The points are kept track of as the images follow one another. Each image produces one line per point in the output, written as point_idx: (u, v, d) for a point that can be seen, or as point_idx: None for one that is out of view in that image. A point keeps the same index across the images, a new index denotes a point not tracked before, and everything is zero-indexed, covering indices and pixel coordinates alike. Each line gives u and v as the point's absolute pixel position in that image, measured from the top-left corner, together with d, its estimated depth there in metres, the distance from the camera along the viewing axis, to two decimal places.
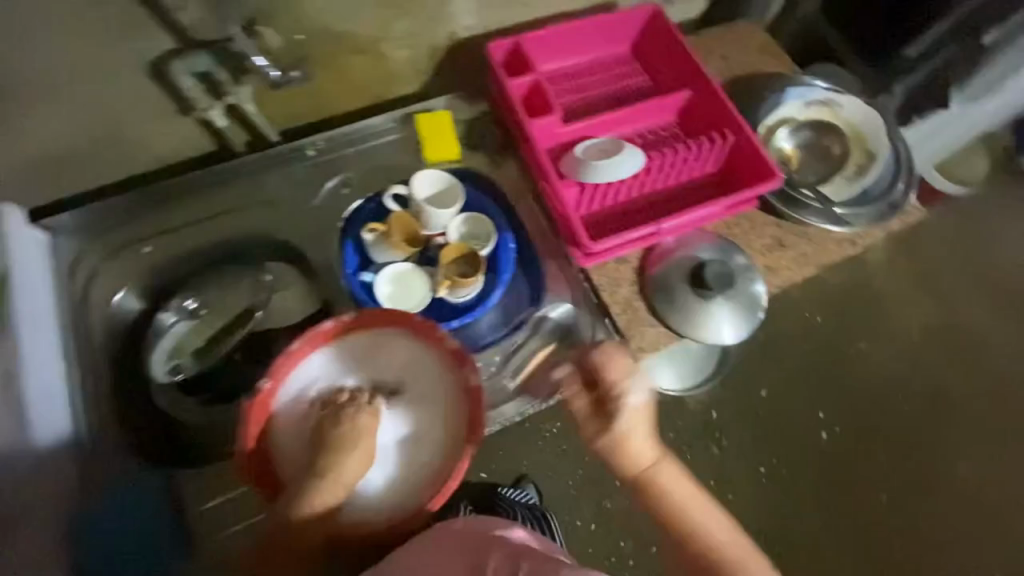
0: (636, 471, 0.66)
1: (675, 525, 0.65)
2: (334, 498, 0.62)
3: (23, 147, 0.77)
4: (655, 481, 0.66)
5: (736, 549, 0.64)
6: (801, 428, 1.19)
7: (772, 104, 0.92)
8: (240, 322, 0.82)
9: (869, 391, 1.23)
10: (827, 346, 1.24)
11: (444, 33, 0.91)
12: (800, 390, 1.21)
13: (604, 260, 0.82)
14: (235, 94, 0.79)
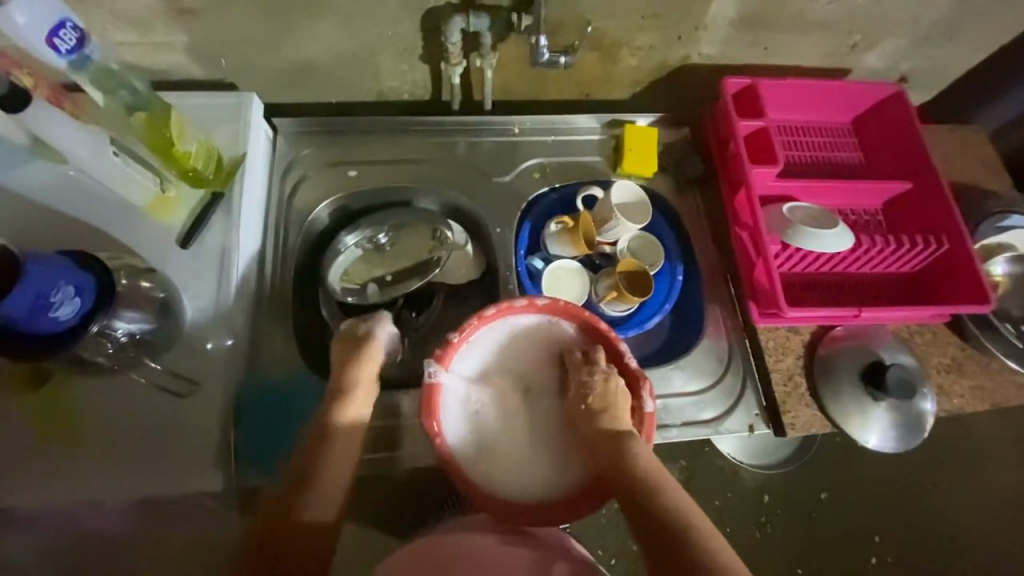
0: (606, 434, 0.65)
1: (638, 498, 0.62)
2: (350, 399, 0.68)
3: (281, 51, 0.81)
4: (618, 447, 0.64)
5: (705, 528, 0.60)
6: (854, 546, 1.15)
7: (998, 224, 0.86)
8: (420, 270, 0.86)
9: (941, 535, 1.17)
10: (907, 474, 1.20)
11: (681, 55, 0.90)
12: (864, 507, 1.18)
13: (778, 324, 0.81)
14: (486, 59, 0.81)
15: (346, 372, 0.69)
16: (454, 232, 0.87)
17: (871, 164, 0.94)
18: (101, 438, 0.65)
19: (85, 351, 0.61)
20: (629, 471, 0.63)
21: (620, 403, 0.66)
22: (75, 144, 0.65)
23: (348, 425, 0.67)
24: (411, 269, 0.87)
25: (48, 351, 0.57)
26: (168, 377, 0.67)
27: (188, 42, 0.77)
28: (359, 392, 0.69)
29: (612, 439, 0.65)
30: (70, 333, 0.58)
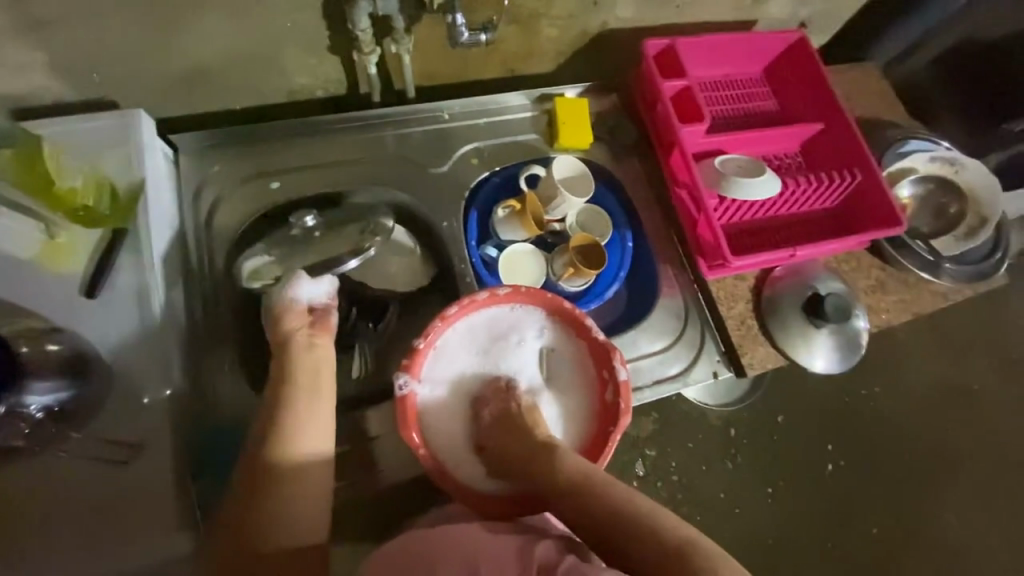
0: (532, 449, 0.65)
1: (566, 507, 0.60)
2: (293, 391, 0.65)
3: (167, 60, 0.72)
4: (541, 460, 0.64)
5: (637, 529, 0.55)
6: (812, 459, 1.27)
7: (900, 152, 0.94)
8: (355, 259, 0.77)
9: (881, 433, 1.32)
10: (848, 385, 1.34)
11: (599, 22, 0.90)
12: (815, 423, 1.30)
13: (727, 274, 0.85)
14: (402, 44, 0.76)
15: (281, 348, 0.67)
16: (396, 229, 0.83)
17: (786, 110, 0.99)
18: (41, 525, 0.58)
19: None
20: (552, 483, 0.62)
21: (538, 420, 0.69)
22: None
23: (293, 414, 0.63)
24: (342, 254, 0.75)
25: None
26: (104, 445, 0.60)
27: (48, 60, 0.66)
28: (299, 350, 0.66)
29: (540, 449, 0.65)
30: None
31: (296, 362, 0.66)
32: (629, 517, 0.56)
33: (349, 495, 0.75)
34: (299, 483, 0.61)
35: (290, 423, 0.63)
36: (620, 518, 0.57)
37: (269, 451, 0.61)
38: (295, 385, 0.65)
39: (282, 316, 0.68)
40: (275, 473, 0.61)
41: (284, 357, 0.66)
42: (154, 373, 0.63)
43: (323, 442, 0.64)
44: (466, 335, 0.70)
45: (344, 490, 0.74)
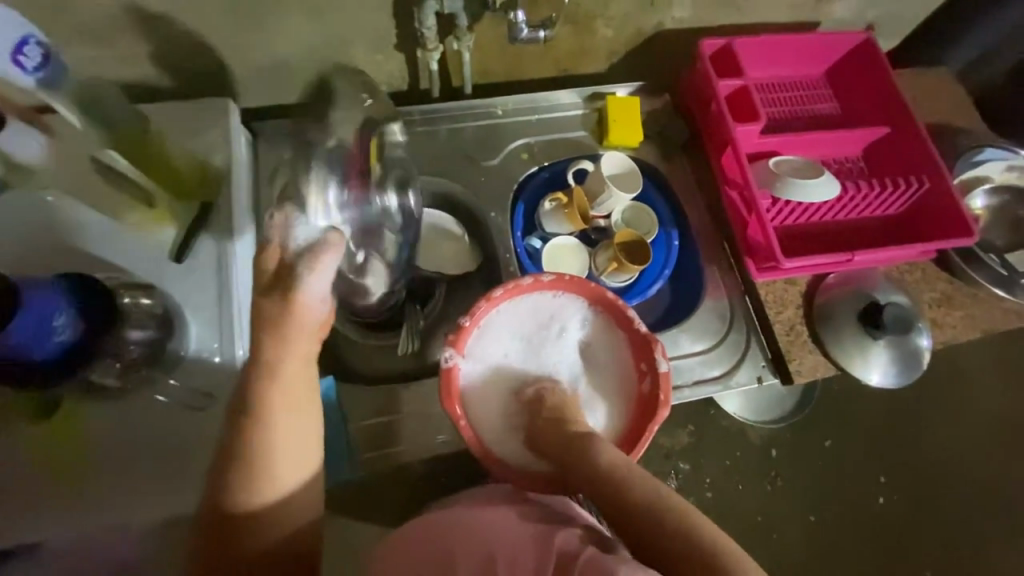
0: (567, 436, 0.64)
1: (600, 501, 0.59)
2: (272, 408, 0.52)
3: (253, 55, 0.79)
4: (575, 449, 0.63)
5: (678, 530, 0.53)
6: (859, 487, 1.20)
7: (971, 161, 0.88)
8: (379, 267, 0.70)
9: (932, 466, 1.23)
10: (902, 409, 1.26)
11: (655, 22, 0.91)
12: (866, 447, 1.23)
13: (776, 278, 0.83)
14: (463, 41, 0.80)
15: (275, 354, 0.51)
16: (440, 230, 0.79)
17: (849, 113, 0.95)
18: (121, 458, 0.65)
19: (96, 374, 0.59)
20: (587, 475, 0.61)
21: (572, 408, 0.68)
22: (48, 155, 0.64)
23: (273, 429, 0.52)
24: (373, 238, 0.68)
25: (44, 381, 0.54)
26: (179, 394, 0.66)
27: (155, 52, 0.75)
28: (287, 361, 0.51)
29: (574, 436, 0.64)
30: (67, 358, 0.55)
31: (287, 369, 0.51)
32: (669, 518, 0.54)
33: (387, 465, 0.78)
34: (286, 487, 0.53)
35: (273, 431, 0.52)
36: (660, 518, 0.55)
37: (247, 457, 0.51)
38: (282, 394, 0.52)
39: (285, 309, 0.49)
40: (257, 480, 0.52)
41: (269, 362, 0.51)
42: (226, 334, 0.69)
43: (305, 448, 0.55)
44: (508, 319, 0.72)
45: (384, 460, 0.78)
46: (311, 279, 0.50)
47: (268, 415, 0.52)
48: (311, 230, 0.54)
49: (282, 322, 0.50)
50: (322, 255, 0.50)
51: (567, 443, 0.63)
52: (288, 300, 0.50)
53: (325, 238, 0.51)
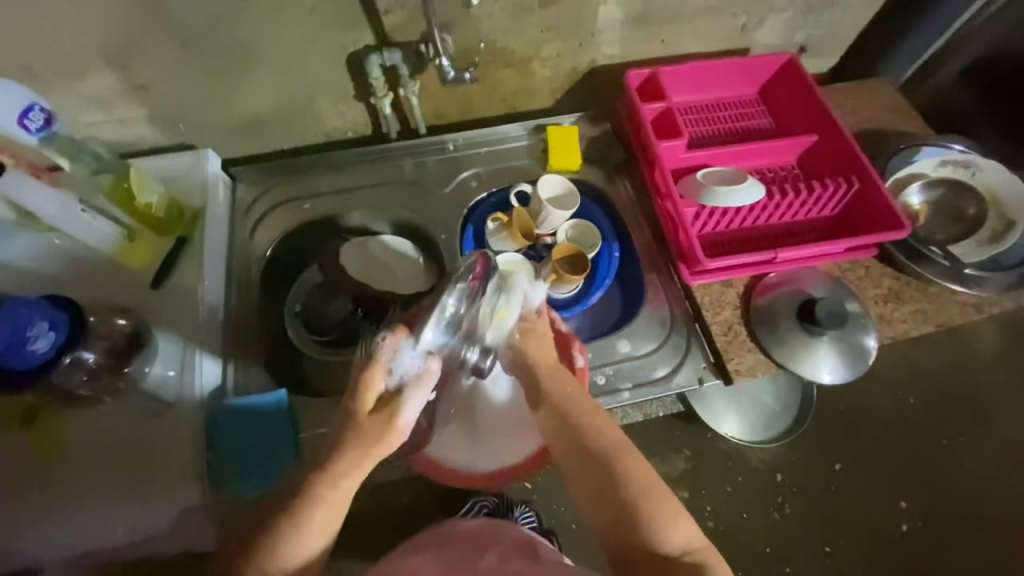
0: (536, 364, 0.67)
1: (588, 455, 0.62)
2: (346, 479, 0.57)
3: (230, 112, 0.92)
4: (546, 379, 0.66)
5: (630, 455, 0.62)
6: (880, 516, 1.28)
7: (905, 159, 0.91)
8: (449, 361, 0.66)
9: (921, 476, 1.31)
10: None
11: (587, 59, 1.00)
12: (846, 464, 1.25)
13: (710, 280, 0.85)
14: (408, 87, 0.91)
15: (342, 467, 0.57)
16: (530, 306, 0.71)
17: (782, 126, 1.00)
18: (93, 467, 0.71)
19: (63, 381, 0.69)
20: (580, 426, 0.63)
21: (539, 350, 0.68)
22: (55, 207, 0.75)
23: (327, 492, 0.56)
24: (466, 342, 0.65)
25: (25, 386, 0.65)
26: (147, 403, 0.74)
27: (149, 114, 0.89)
28: (359, 441, 0.57)
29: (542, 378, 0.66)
30: (41, 368, 0.66)
31: (346, 480, 0.57)
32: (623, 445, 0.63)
33: None
34: (304, 559, 0.57)
35: (309, 527, 0.56)
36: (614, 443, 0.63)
37: (272, 536, 0.56)
38: (329, 498, 0.57)
39: (380, 432, 0.57)
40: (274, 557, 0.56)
41: (331, 472, 0.57)
42: (188, 350, 0.77)
43: (327, 536, 0.58)
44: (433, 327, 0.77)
45: None
46: (406, 410, 0.58)
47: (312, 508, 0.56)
48: (415, 356, 0.59)
49: (375, 444, 0.57)
50: (418, 392, 0.58)
51: (538, 371, 0.66)
52: (381, 427, 0.57)
53: (426, 372, 0.58)
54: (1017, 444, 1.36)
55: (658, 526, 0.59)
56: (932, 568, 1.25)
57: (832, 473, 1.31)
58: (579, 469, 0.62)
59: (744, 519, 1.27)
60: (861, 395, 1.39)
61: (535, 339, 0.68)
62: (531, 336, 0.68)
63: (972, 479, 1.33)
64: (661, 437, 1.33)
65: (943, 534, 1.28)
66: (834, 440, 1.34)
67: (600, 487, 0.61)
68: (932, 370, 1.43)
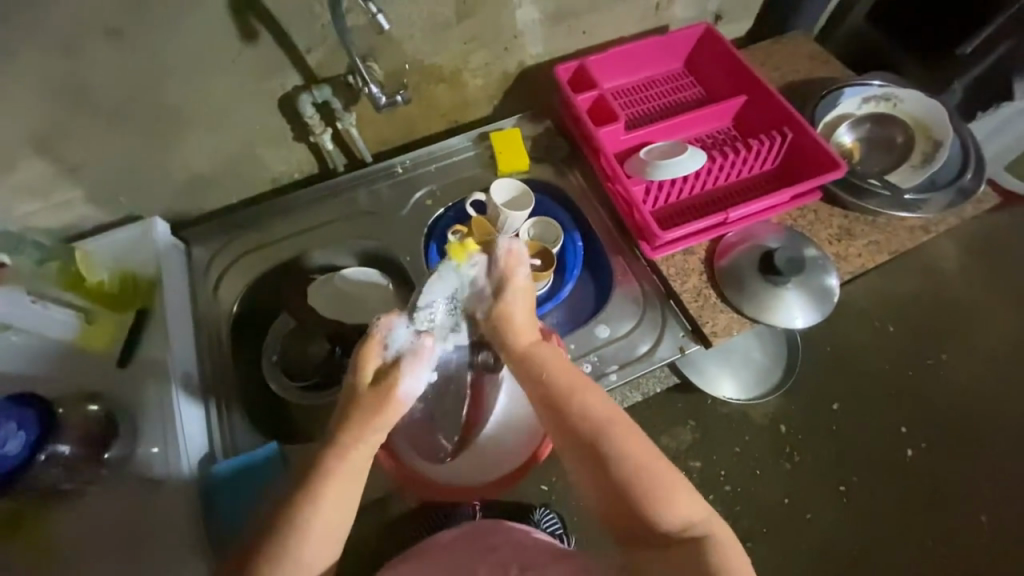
0: (515, 350, 0.66)
1: (585, 425, 0.61)
2: (350, 447, 0.57)
3: (170, 176, 0.91)
4: (529, 365, 0.65)
5: (627, 430, 0.60)
6: (885, 444, 1.31)
7: (831, 103, 0.95)
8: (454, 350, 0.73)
9: (915, 396, 1.36)
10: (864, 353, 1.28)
11: (515, 62, 1.02)
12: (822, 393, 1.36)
13: (672, 252, 0.87)
14: (345, 120, 0.92)
15: (354, 439, 0.57)
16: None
17: (711, 93, 1.04)
18: (93, 560, 0.69)
19: (44, 477, 0.68)
20: (569, 399, 0.62)
21: (513, 322, 0.67)
22: (6, 305, 0.73)
23: (336, 464, 0.57)
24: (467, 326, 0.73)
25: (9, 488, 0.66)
26: (136, 481, 0.73)
27: (87, 193, 0.87)
28: (361, 407, 0.58)
29: (523, 354, 0.66)
30: (20, 467, 0.66)
31: (359, 455, 0.58)
32: (619, 422, 0.61)
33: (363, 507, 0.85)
34: (310, 566, 0.56)
35: (317, 516, 0.56)
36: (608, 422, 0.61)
37: (285, 542, 0.55)
38: (338, 472, 0.57)
39: (379, 406, 0.58)
40: (284, 559, 0.55)
41: (338, 444, 0.57)
42: (163, 423, 0.75)
43: (338, 529, 0.57)
44: None
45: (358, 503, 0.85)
46: (406, 380, 0.59)
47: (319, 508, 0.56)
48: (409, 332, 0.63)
49: (375, 417, 0.58)
50: (416, 364, 0.60)
51: (519, 357, 0.66)
52: (379, 399, 0.58)
53: (420, 350, 0.60)
54: (994, 348, 1.43)
55: (661, 498, 0.58)
56: (943, 485, 1.29)
57: (831, 413, 1.34)
58: (572, 449, 0.62)
59: (756, 476, 1.30)
60: (845, 333, 1.43)
61: (511, 320, 0.67)
62: (508, 319, 0.66)
63: (961, 391, 1.38)
64: (661, 412, 1.35)
65: (946, 450, 1.32)
66: (827, 381, 1.38)
67: (595, 471, 0.60)
68: (904, 294, 1.48)
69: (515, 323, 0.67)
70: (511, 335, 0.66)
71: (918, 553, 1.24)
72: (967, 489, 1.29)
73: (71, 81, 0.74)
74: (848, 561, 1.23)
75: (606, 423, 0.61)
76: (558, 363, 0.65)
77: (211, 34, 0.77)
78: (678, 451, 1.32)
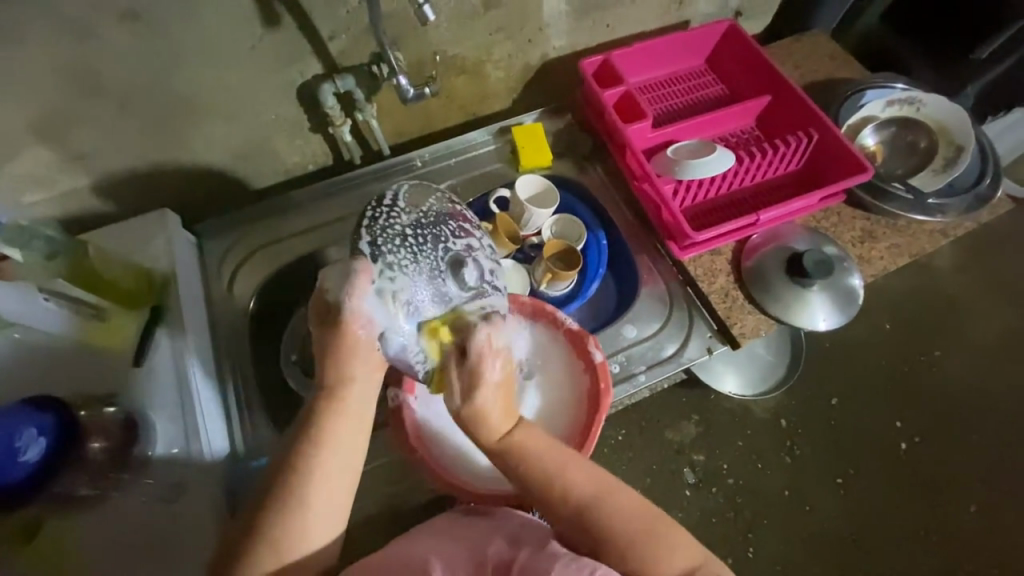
0: (492, 442, 0.61)
1: (575, 509, 0.58)
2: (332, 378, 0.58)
3: (180, 167, 0.87)
4: (504, 444, 0.61)
5: (615, 502, 0.59)
6: (884, 438, 1.35)
7: (855, 104, 0.97)
8: (427, 293, 0.61)
9: (912, 392, 1.40)
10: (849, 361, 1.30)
11: (539, 54, 0.99)
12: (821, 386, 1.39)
13: (701, 252, 0.87)
14: (366, 111, 0.89)
15: (338, 376, 0.58)
16: (471, 220, 0.68)
17: (734, 91, 1.03)
18: (108, 566, 0.67)
19: (64, 484, 0.66)
20: (552, 487, 0.59)
21: (490, 413, 0.60)
22: (16, 302, 0.70)
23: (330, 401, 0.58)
24: (432, 257, 0.62)
25: (19, 500, 0.62)
26: (155, 485, 0.70)
27: (93, 183, 0.83)
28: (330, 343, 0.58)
29: (504, 444, 0.61)
30: (33, 475, 0.62)
31: (351, 387, 0.59)
32: (605, 492, 0.59)
33: (382, 507, 0.84)
34: (319, 518, 0.55)
35: (320, 454, 0.56)
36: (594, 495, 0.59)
37: (292, 500, 0.54)
38: (334, 417, 0.58)
39: (340, 339, 0.57)
40: (289, 509, 0.54)
41: (328, 387, 0.58)
42: (183, 425, 0.73)
43: (345, 471, 0.57)
44: None
45: (378, 503, 0.84)
46: (353, 306, 0.57)
47: (320, 454, 0.56)
48: None
49: (340, 356, 0.58)
50: (356, 279, 0.58)
51: (491, 449, 0.61)
52: (341, 331, 0.57)
53: (355, 265, 0.58)
54: (988, 346, 1.47)
55: (650, 566, 0.55)
56: (935, 478, 1.32)
57: (830, 408, 1.37)
58: (563, 534, 0.59)
59: (760, 469, 1.31)
60: (846, 331, 1.46)
61: (483, 415, 0.59)
62: (478, 415, 0.59)
63: (956, 387, 1.41)
64: (669, 407, 1.36)
65: (938, 445, 1.35)
66: (830, 377, 1.40)
67: (582, 542, 0.58)
68: (903, 292, 1.52)
69: (494, 414, 0.60)
70: (487, 428, 0.60)
71: (910, 544, 1.27)
72: (957, 482, 1.33)
73: (80, 65, 0.70)
74: (843, 551, 1.26)
75: (590, 500, 0.58)
76: (534, 445, 0.61)
77: (230, 18, 0.73)
78: (682, 445, 1.33)
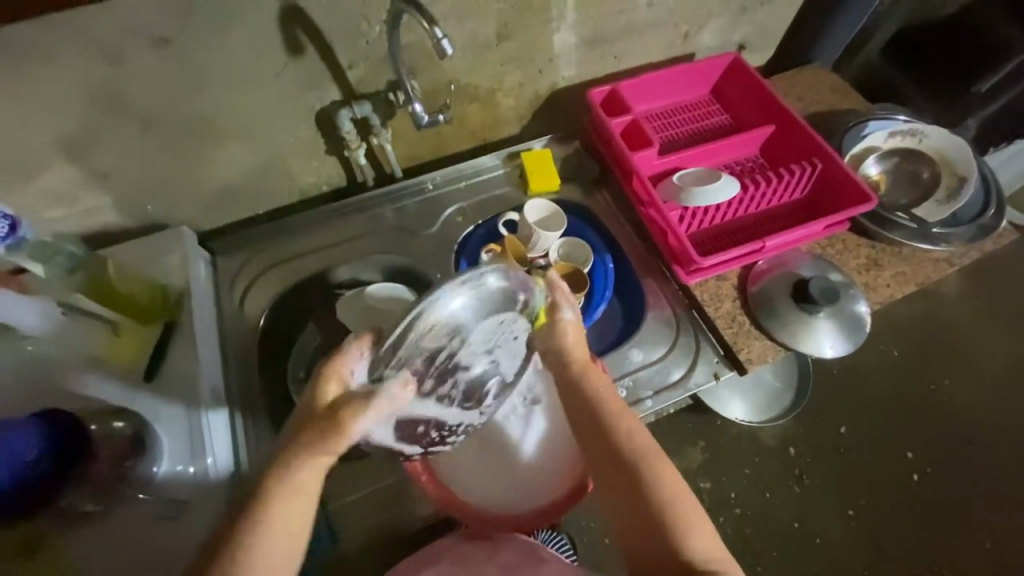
0: (569, 368, 0.64)
1: (629, 463, 0.61)
2: (297, 465, 0.54)
3: (198, 186, 0.89)
4: (584, 384, 0.64)
5: (695, 514, 0.60)
6: (895, 469, 1.31)
7: (858, 135, 1.00)
8: (435, 374, 0.56)
9: (923, 421, 1.37)
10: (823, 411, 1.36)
11: (548, 83, 1.03)
12: (830, 412, 1.37)
13: (707, 277, 0.88)
14: (380, 136, 0.92)
15: (303, 457, 0.54)
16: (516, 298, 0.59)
17: (738, 121, 1.06)
18: None
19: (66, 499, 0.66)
20: (614, 437, 0.62)
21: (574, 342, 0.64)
22: (35, 316, 0.73)
23: (280, 484, 0.53)
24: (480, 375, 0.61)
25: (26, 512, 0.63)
26: (157, 501, 0.70)
27: (113, 201, 0.86)
28: (309, 429, 0.53)
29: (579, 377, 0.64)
30: (41, 488, 0.64)
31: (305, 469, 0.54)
32: (684, 509, 0.60)
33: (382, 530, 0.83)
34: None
35: (264, 527, 0.52)
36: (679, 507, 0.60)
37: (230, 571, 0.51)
38: (283, 491, 0.53)
39: (334, 436, 0.52)
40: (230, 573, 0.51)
41: (286, 462, 0.54)
42: (184, 441, 0.73)
43: (281, 544, 0.53)
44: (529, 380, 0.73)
45: (380, 526, 0.83)
46: (366, 419, 0.53)
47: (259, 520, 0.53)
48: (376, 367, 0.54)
49: (326, 442, 0.52)
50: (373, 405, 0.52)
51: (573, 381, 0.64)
52: (338, 422, 0.52)
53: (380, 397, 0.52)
54: (998, 374, 1.45)
55: (681, 538, 0.59)
56: (947, 511, 1.29)
57: (838, 436, 1.34)
58: (605, 474, 0.63)
59: (768, 499, 1.28)
60: (854, 358, 1.44)
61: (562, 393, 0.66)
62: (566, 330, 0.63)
63: (968, 417, 1.39)
64: (676, 433, 1.34)
65: (951, 476, 1.32)
66: (839, 405, 1.38)
67: (631, 520, 0.60)
68: (910, 320, 1.51)
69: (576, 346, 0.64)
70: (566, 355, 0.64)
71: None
72: (972, 515, 1.29)
73: (112, 88, 0.73)
74: None
75: (640, 458, 0.61)
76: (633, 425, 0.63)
77: (257, 48, 0.77)
78: (687, 472, 1.31)
